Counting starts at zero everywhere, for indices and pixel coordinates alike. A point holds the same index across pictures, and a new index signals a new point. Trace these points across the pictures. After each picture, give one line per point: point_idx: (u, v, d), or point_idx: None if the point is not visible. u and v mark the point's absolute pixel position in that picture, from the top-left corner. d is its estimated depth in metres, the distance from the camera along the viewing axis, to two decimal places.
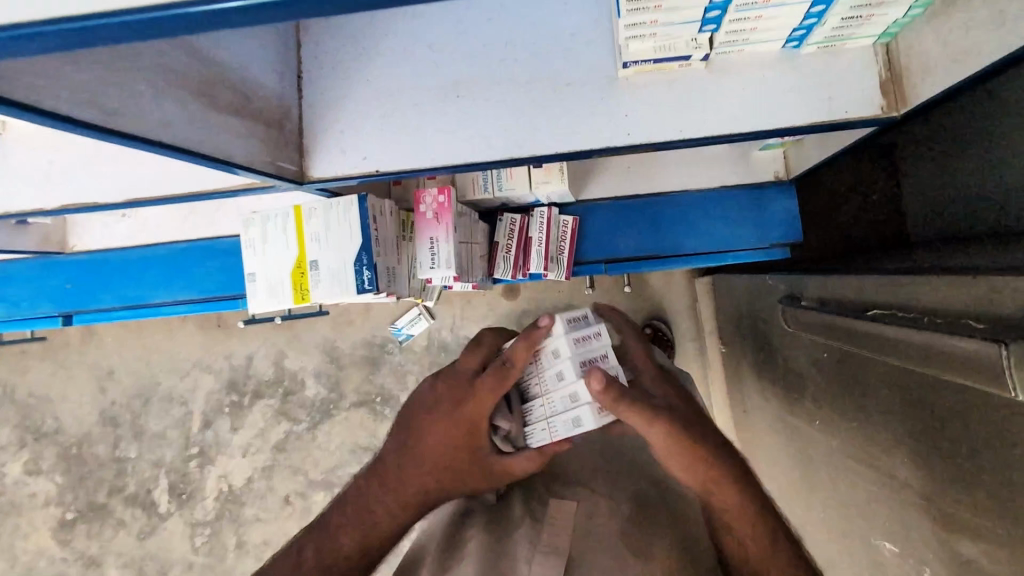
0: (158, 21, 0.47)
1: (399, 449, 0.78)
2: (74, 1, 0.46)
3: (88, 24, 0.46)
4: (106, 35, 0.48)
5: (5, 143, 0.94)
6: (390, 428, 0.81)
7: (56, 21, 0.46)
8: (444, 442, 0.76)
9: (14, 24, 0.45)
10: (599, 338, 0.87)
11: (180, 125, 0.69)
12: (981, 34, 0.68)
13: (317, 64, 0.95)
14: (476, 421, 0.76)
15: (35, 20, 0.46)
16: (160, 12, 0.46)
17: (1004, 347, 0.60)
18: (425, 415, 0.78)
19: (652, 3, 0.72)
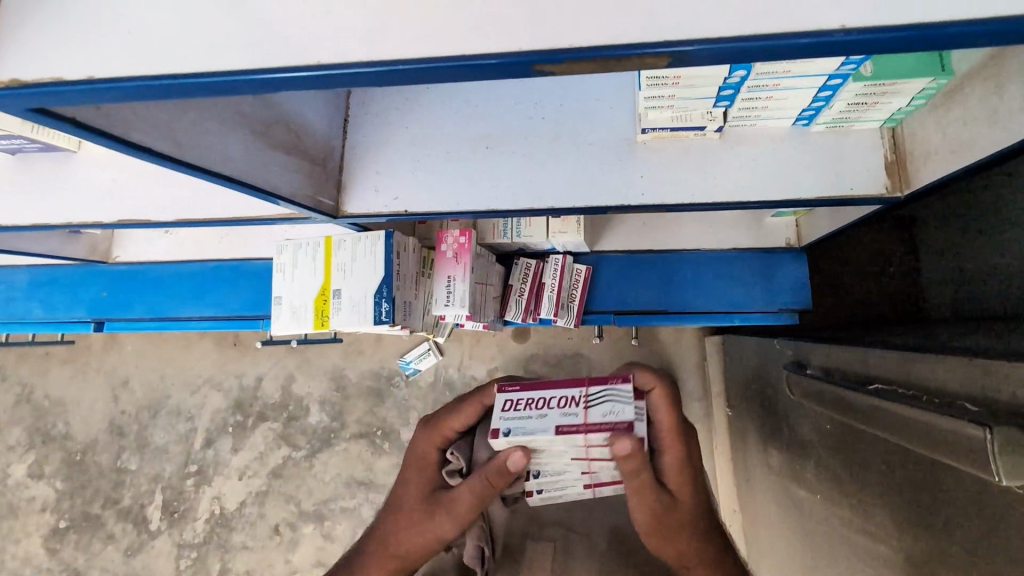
0: (230, 82, 0.53)
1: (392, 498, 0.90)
2: (162, 62, 0.52)
3: (168, 82, 0.52)
4: (182, 90, 0.54)
5: (77, 162, 1.01)
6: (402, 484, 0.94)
7: (141, 78, 0.52)
8: (406, 494, 0.86)
9: (112, 78, 0.52)
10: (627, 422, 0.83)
11: (242, 163, 0.77)
12: (978, 128, 0.73)
13: (363, 110, 1.03)
14: (428, 455, 0.90)
15: (127, 76, 0.52)
16: (235, 76, 0.52)
17: (989, 431, 0.61)
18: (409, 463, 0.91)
19: (670, 79, 0.79)
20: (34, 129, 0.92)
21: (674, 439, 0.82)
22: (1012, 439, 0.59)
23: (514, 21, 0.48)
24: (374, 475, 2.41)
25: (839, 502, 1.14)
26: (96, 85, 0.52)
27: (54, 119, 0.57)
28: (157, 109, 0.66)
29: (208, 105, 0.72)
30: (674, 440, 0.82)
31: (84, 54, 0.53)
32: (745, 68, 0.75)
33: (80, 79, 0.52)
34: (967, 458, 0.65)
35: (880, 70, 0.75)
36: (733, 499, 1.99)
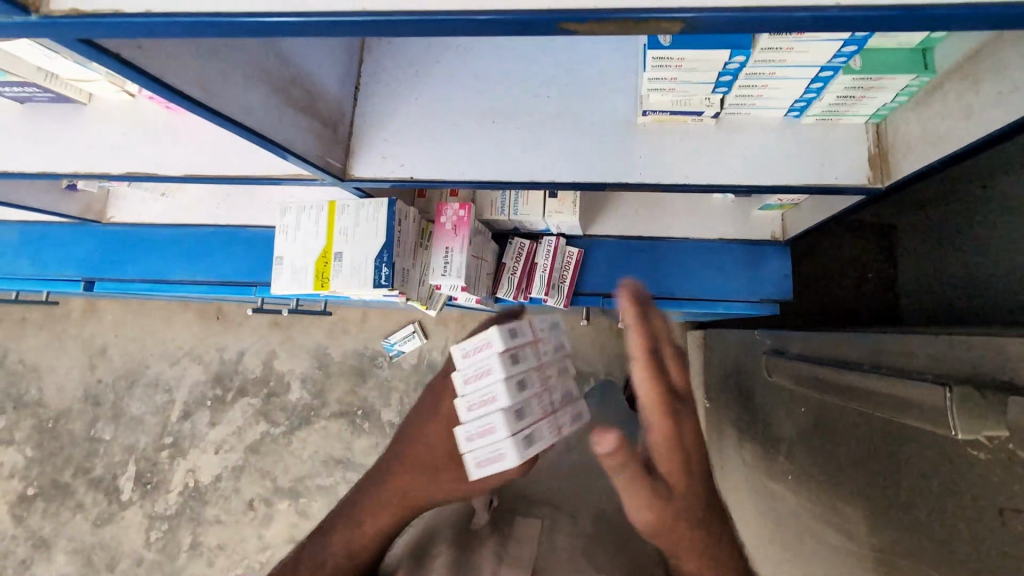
0: (281, 22, 0.51)
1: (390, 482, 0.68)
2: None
3: (216, 19, 0.51)
4: (229, 29, 0.52)
5: (86, 112, 1.01)
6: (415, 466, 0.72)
7: (186, 14, 0.51)
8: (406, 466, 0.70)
9: (166, 12, 0.51)
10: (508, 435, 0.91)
11: (259, 113, 0.78)
12: (954, 123, 0.78)
13: (373, 78, 1.05)
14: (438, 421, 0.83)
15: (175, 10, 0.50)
16: (283, 16, 0.51)
17: (948, 389, 0.71)
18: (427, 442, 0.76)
19: (674, 62, 0.83)
20: (49, 78, 0.92)
21: (662, 415, 0.58)
22: (967, 396, 0.70)
23: None
24: (352, 454, 2.41)
25: (811, 482, 1.21)
26: (150, 18, 0.51)
27: (107, 56, 0.58)
28: (190, 51, 0.68)
29: (234, 55, 0.73)
30: (661, 416, 0.58)
31: None
32: (744, 53, 0.79)
33: (137, 12, 0.51)
34: (927, 416, 0.75)
35: (868, 65, 0.81)
36: None
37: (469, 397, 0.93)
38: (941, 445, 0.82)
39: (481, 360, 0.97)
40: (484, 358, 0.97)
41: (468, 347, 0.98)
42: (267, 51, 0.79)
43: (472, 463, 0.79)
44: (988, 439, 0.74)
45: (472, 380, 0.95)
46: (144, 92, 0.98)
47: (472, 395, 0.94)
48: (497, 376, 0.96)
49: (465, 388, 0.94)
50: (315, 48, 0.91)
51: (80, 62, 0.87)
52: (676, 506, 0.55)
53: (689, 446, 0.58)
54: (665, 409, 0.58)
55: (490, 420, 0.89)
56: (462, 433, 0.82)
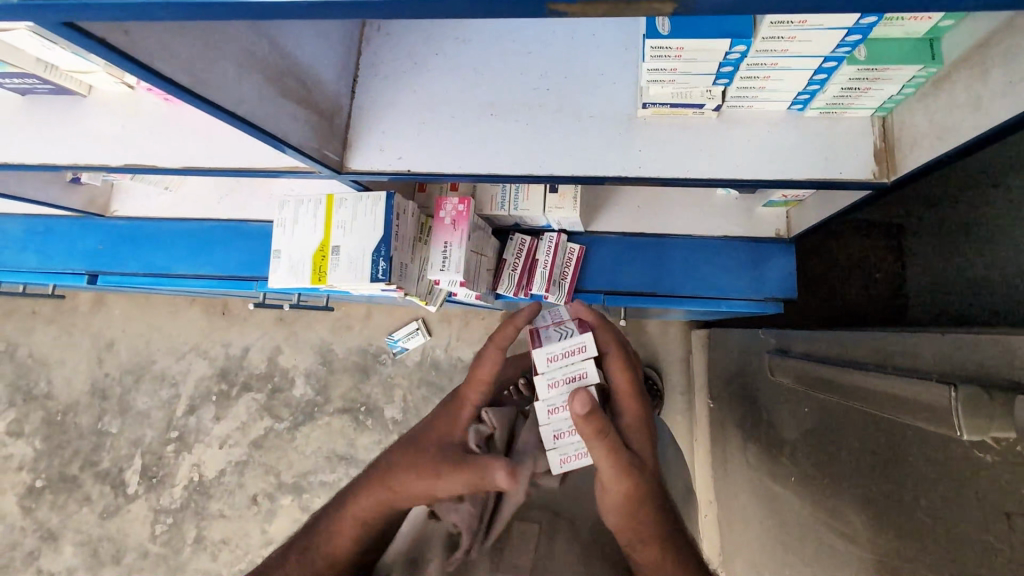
0: (264, 6, 0.51)
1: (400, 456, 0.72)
2: None
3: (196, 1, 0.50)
4: (211, 11, 0.51)
5: (86, 104, 1.01)
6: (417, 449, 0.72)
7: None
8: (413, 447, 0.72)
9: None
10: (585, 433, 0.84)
11: (251, 103, 0.78)
12: (962, 115, 0.76)
13: (371, 70, 1.04)
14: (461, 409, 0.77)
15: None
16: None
17: (954, 388, 0.69)
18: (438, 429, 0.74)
19: (673, 51, 0.82)
20: (48, 69, 0.93)
21: (635, 401, 0.75)
22: (973, 395, 0.68)
23: None
24: (355, 450, 2.41)
25: (814, 485, 1.19)
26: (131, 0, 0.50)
27: (93, 42, 0.58)
28: (179, 39, 0.67)
29: (225, 44, 0.73)
30: (634, 401, 0.75)
31: None
32: (746, 43, 0.77)
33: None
34: (932, 417, 0.73)
35: (873, 55, 0.78)
36: (709, 489, 2.04)
37: (552, 402, 0.88)
38: (946, 446, 0.80)
39: (568, 366, 0.91)
40: (574, 363, 0.90)
41: (553, 351, 0.92)
42: (262, 41, 0.79)
43: (557, 460, 0.81)
44: (996, 441, 0.71)
45: (559, 387, 0.90)
46: (143, 84, 0.98)
47: (558, 400, 0.88)
48: (587, 377, 0.89)
49: (550, 393, 0.90)
50: (310, 37, 0.91)
51: (77, 52, 0.87)
52: (643, 483, 0.66)
53: (651, 435, 0.73)
54: (637, 396, 0.75)
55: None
56: (546, 432, 0.84)
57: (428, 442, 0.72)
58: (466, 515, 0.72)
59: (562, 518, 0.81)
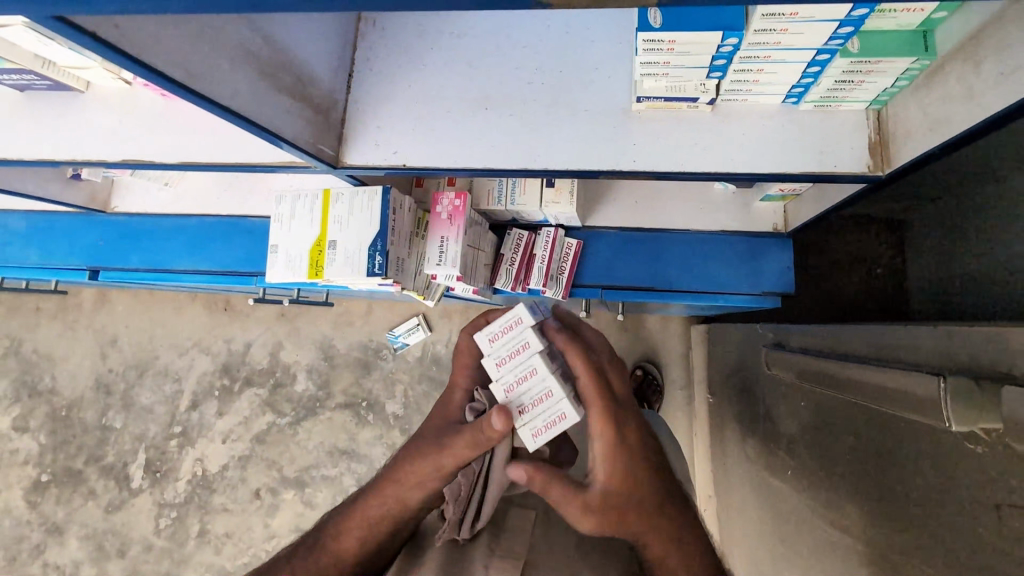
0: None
1: (400, 450, 0.74)
2: None
3: None
4: (204, 4, 0.52)
5: (85, 101, 1.02)
6: (414, 436, 0.74)
7: None
8: (413, 437, 0.74)
9: None
10: (549, 405, 0.81)
11: (245, 97, 0.78)
12: (955, 106, 0.76)
13: (366, 65, 1.05)
14: (450, 397, 0.79)
15: None
16: None
17: (942, 379, 0.70)
18: (432, 416, 0.76)
19: (665, 44, 0.82)
20: (45, 65, 0.93)
21: (608, 426, 0.67)
22: (961, 385, 0.68)
23: None
24: (356, 445, 2.43)
25: (810, 479, 1.19)
26: None
27: (84, 36, 0.58)
28: (172, 34, 0.68)
29: (219, 39, 0.74)
30: (608, 426, 0.67)
31: None
32: (738, 35, 0.77)
33: None
34: (922, 407, 0.73)
35: (867, 47, 0.78)
36: (708, 484, 2.04)
37: (506, 381, 0.81)
38: (938, 436, 0.80)
39: (510, 341, 0.83)
40: (516, 335, 0.83)
41: (495, 330, 0.83)
42: (256, 35, 0.79)
43: (528, 435, 0.79)
44: (986, 433, 0.72)
45: (509, 363, 0.82)
46: (138, 80, 0.98)
47: (510, 377, 0.82)
48: (533, 346, 0.83)
49: (501, 371, 0.82)
50: (305, 32, 0.91)
51: (73, 47, 0.87)
52: (606, 515, 0.64)
53: (627, 455, 0.66)
54: (610, 423, 0.67)
55: (541, 393, 0.81)
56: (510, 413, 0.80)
57: (424, 430, 0.74)
58: (457, 487, 0.72)
59: (556, 509, 0.82)
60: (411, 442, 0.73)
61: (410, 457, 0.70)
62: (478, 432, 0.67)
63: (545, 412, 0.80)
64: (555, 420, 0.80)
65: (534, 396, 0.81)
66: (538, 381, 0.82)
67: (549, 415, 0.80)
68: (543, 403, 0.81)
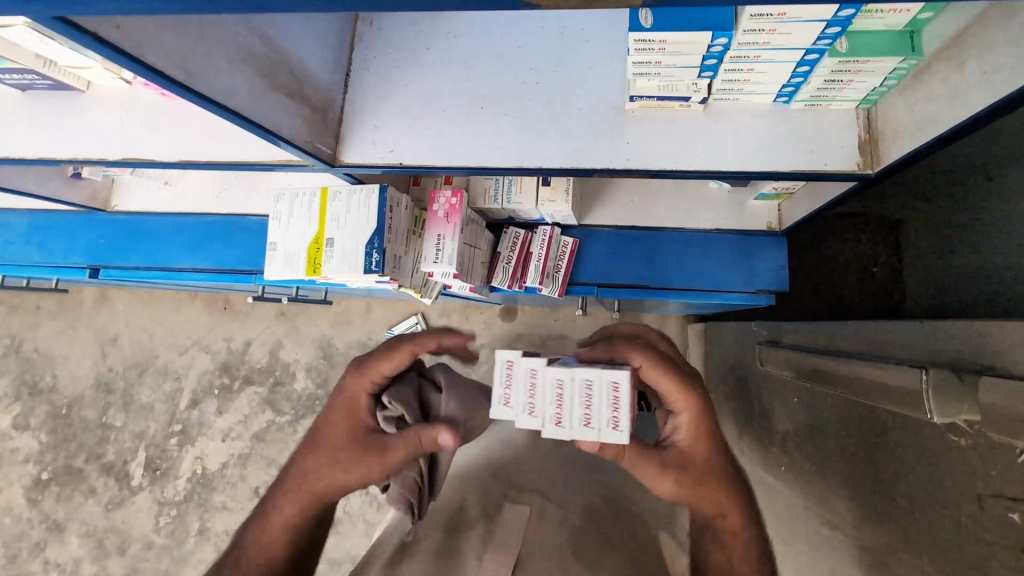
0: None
1: (311, 456, 0.68)
2: None
3: None
4: (200, 5, 0.53)
5: (85, 100, 1.03)
6: (327, 442, 0.68)
7: None
8: (325, 442, 0.69)
9: None
10: (597, 388, 0.73)
11: (242, 96, 0.79)
12: (940, 105, 0.77)
13: (363, 65, 1.06)
14: (359, 401, 0.71)
15: None
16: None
17: (924, 372, 0.72)
18: (342, 419, 0.70)
19: (656, 44, 0.83)
20: (46, 65, 0.95)
21: (682, 395, 0.70)
22: (943, 378, 0.70)
23: None
24: None
25: (802, 475, 1.20)
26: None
27: (83, 35, 0.59)
28: (169, 34, 0.69)
29: (217, 39, 0.75)
30: (682, 396, 0.70)
31: None
32: (727, 36, 0.79)
33: None
34: (907, 401, 0.75)
35: (854, 46, 0.80)
36: None
37: (550, 416, 0.74)
38: (923, 430, 0.82)
39: (521, 385, 0.76)
40: (517, 375, 0.76)
41: (499, 394, 0.77)
42: (253, 36, 0.81)
43: (614, 432, 0.71)
44: (969, 425, 0.73)
45: (535, 400, 0.75)
46: (139, 79, 1.00)
47: (548, 410, 0.74)
48: (540, 369, 0.76)
49: (538, 413, 0.75)
50: (302, 31, 0.92)
51: (74, 47, 0.89)
52: (689, 477, 0.69)
53: (708, 422, 0.71)
54: (686, 391, 0.70)
55: (585, 390, 0.73)
56: (580, 430, 0.73)
57: (339, 438, 0.68)
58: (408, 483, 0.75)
59: (549, 503, 0.84)
60: (328, 452, 0.68)
61: (334, 470, 0.67)
62: (418, 446, 0.68)
63: (600, 399, 0.73)
64: (617, 390, 0.73)
65: (581, 400, 0.73)
66: (572, 386, 0.74)
67: (609, 398, 0.73)
68: (589, 395, 0.73)
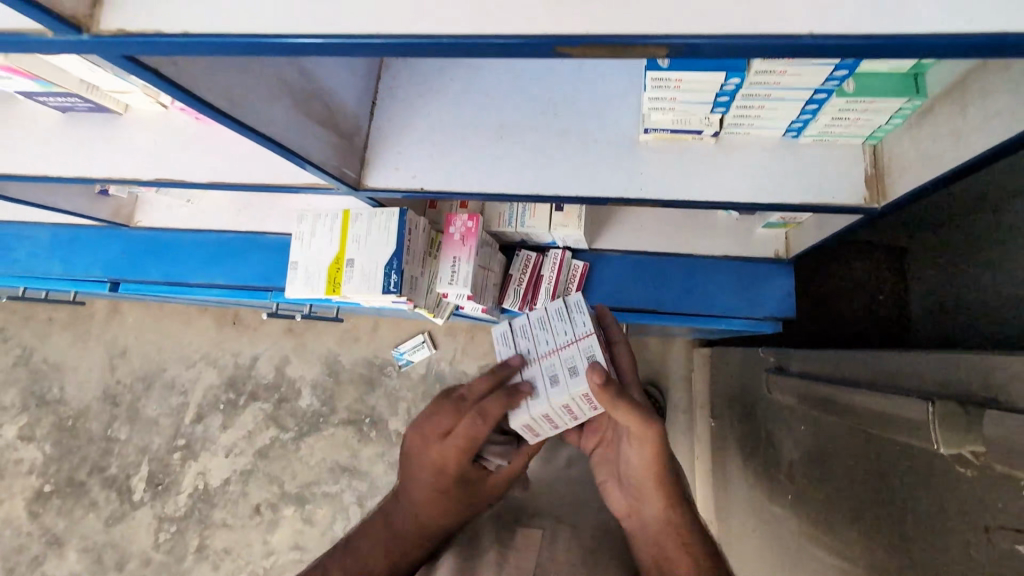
0: (308, 45, 0.56)
1: (435, 517, 0.81)
2: (246, 21, 0.56)
3: (252, 40, 0.56)
4: (265, 49, 0.58)
5: (122, 123, 1.08)
6: (449, 502, 0.81)
7: (226, 36, 0.56)
8: (446, 505, 0.81)
9: (207, 33, 0.56)
10: None
11: (280, 125, 0.84)
12: (943, 145, 0.81)
13: (389, 93, 1.11)
14: (466, 473, 0.82)
15: (222, 32, 0.56)
16: (309, 39, 0.56)
17: (931, 403, 0.74)
18: (453, 486, 0.81)
19: (672, 81, 0.87)
20: (90, 89, 0.99)
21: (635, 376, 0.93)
22: (948, 411, 0.73)
23: (525, 7, 0.54)
24: (358, 462, 2.44)
25: (809, 502, 1.21)
26: (191, 39, 0.56)
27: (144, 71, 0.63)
28: (220, 69, 0.73)
29: (262, 72, 0.79)
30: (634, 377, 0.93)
31: (181, 8, 0.56)
32: (739, 76, 0.83)
33: (175, 33, 0.56)
34: (914, 431, 0.77)
35: (860, 88, 0.84)
36: (709, 508, 2.04)
37: (567, 418, 0.93)
38: (928, 459, 0.84)
39: (542, 423, 0.94)
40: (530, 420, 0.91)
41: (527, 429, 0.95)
42: (293, 70, 0.86)
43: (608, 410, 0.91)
44: (975, 456, 0.74)
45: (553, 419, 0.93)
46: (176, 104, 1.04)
47: (564, 417, 0.93)
48: (545, 411, 0.90)
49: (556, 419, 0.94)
50: (335, 63, 0.97)
51: (119, 74, 0.93)
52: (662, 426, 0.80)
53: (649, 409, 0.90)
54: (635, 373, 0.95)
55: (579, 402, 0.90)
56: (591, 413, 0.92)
57: (459, 498, 0.82)
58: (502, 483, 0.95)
59: (561, 528, 0.85)
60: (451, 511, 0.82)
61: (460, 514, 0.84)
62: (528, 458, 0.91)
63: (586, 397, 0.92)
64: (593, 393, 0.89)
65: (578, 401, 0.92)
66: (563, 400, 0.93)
67: None
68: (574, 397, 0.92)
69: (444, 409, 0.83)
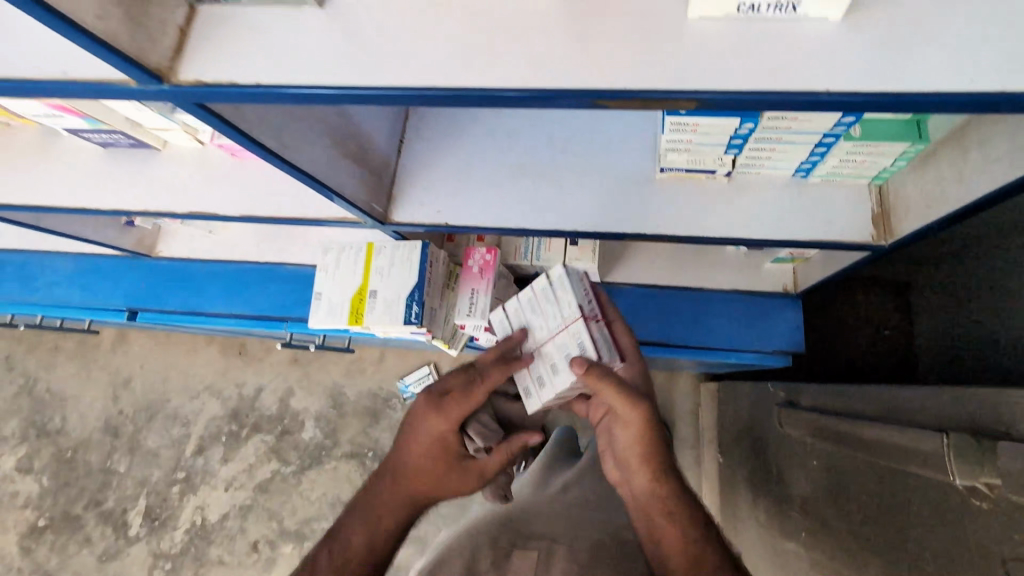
0: (367, 96, 0.62)
1: (403, 483, 0.83)
2: (310, 74, 0.62)
3: (319, 93, 0.62)
4: (327, 99, 0.63)
5: (160, 157, 1.13)
6: (421, 470, 0.84)
7: (295, 86, 0.61)
8: (418, 472, 0.84)
9: (276, 84, 0.62)
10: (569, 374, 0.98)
11: (320, 163, 0.88)
12: (946, 187, 0.86)
13: (416, 132, 1.16)
14: (445, 438, 0.85)
15: (290, 83, 0.61)
16: (368, 91, 0.61)
17: (947, 436, 0.77)
18: (430, 449, 0.84)
19: (690, 125, 0.92)
20: (134, 126, 1.04)
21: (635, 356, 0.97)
22: (963, 443, 0.75)
23: (567, 63, 0.59)
24: None
25: (824, 539, 1.20)
26: (261, 89, 0.61)
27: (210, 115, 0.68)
28: (272, 112, 0.78)
29: (307, 114, 0.85)
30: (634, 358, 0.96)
31: (253, 63, 0.62)
32: (753, 120, 0.88)
33: (246, 83, 0.62)
34: (931, 464, 0.79)
35: (866, 133, 0.89)
36: None
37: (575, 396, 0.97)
38: (944, 493, 0.85)
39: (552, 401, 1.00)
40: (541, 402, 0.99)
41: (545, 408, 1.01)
42: (335, 113, 0.91)
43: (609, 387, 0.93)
44: (990, 488, 0.76)
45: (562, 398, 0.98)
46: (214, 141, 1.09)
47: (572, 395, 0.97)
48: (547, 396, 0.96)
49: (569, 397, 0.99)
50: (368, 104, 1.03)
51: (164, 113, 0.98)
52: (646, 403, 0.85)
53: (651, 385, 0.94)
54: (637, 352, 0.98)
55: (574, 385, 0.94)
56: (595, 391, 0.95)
57: (433, 467, 0.84)
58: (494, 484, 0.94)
59: (580, 559, 0.85)
60: (421, 479, 0.84)
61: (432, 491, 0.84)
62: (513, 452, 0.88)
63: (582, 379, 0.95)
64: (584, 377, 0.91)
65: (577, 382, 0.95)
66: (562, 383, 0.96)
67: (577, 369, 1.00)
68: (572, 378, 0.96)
69: (452, 373, 0.90)
